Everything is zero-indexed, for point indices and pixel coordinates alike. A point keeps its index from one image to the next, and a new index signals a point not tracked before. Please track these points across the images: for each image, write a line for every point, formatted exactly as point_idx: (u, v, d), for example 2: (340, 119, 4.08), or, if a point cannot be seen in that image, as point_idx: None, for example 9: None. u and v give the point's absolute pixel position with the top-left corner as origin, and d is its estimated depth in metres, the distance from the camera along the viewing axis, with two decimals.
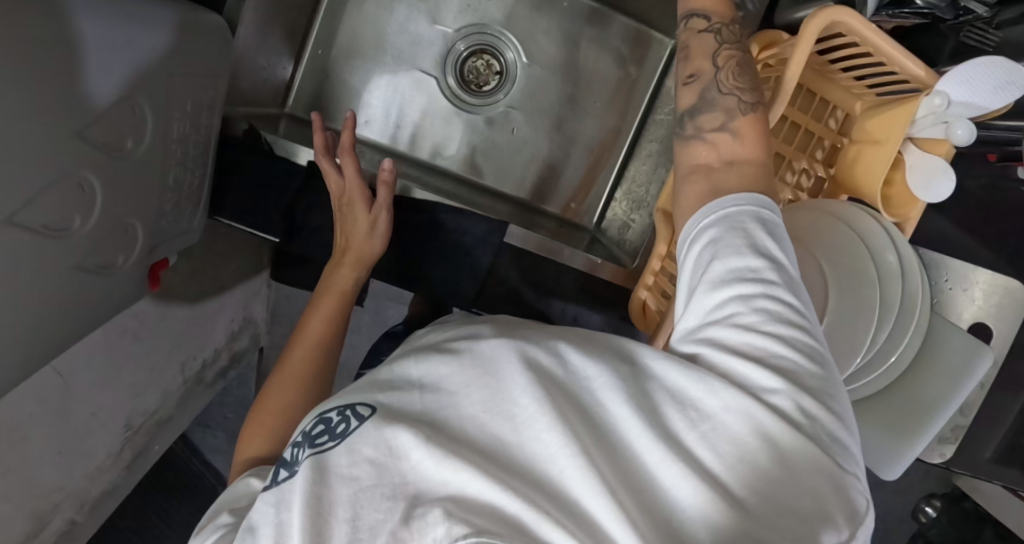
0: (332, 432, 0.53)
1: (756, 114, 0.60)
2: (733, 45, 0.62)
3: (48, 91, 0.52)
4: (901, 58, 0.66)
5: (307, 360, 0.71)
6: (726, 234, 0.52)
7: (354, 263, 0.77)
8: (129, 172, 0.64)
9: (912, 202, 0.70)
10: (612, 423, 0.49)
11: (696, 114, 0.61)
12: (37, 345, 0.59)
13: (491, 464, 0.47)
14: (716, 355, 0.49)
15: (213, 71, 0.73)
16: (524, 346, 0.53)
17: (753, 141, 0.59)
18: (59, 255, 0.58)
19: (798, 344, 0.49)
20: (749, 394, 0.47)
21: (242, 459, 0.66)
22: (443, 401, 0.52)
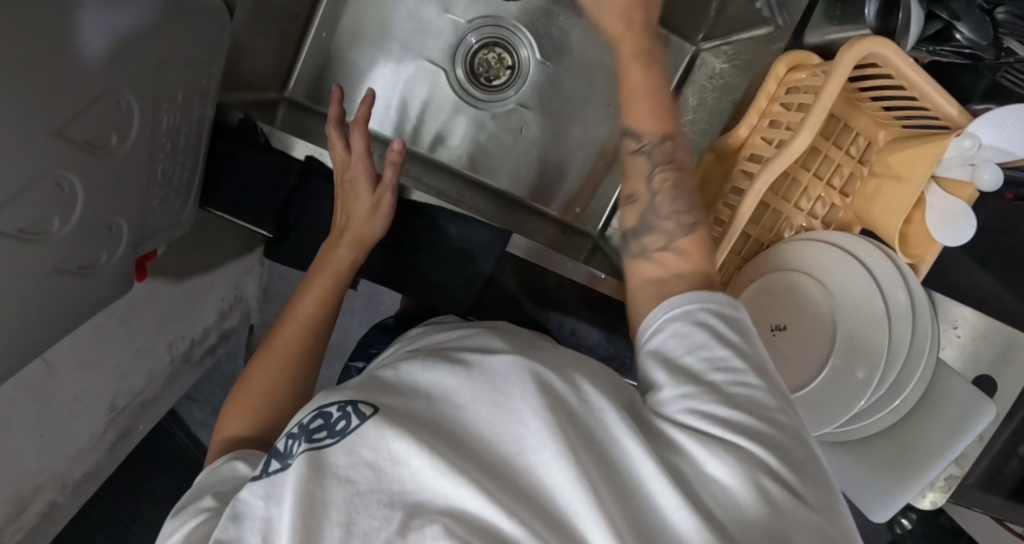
0: (331, 429, 0.48)
1: (697, 232, 0.60)
2: (666, 166, 0.63)
3: (21, 88, 0.48)
4: (935, 95, 0.64)
5: (300, 339, 0.68)
6: (693, 325, 0.52)
7: (352, 244, 0.73)
8: (113, 170, 0.60)
9: (929, 243, 0.68)
10: (613, 459, 0.46)
11: (639, 235, 0.61)
12: (16, 350, 0.57)
13: (494, 484, 0.44)
14: (707, 427, 0.47)
15: (209, 60, 0.69)
16: (536, 366, 0.49)
17: (697, 256, 0.59)
18: (36, 260, 0.55)
19: (781, 420, 0.49)
20: (751, 463, 0.46)
21: (222, 438, 0.63)
22: (448, 413, 0.48)
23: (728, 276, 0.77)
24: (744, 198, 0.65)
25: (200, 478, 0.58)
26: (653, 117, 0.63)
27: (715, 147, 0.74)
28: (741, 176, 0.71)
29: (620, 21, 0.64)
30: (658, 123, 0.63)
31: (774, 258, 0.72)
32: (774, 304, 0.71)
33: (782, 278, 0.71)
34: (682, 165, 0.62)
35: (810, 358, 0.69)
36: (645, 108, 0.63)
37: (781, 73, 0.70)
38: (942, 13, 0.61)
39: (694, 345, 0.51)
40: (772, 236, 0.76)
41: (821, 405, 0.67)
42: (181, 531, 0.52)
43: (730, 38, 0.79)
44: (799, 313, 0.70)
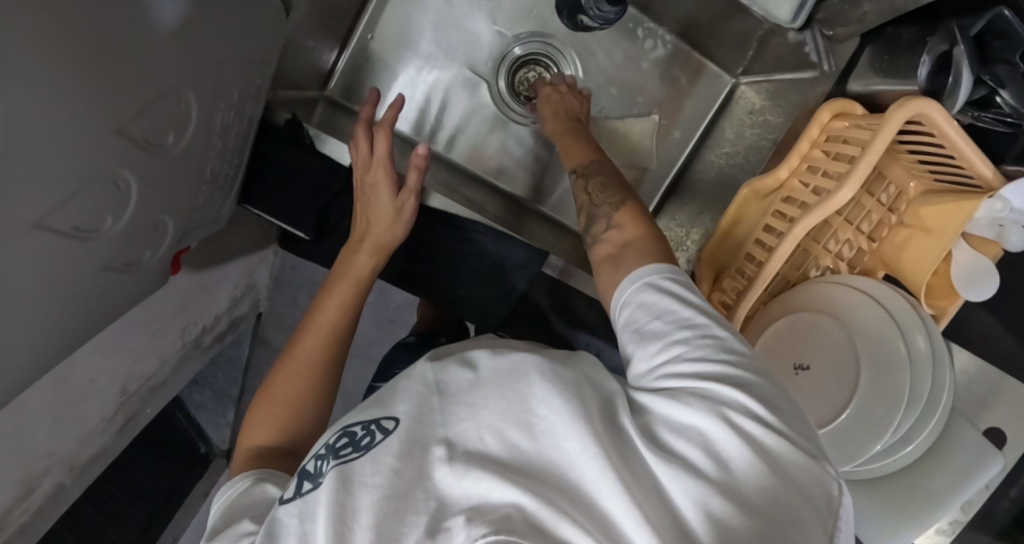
0: (356, 444, 0.47)
1: (630, 207, 0.66)
2: (595, 174, 0.70)
3: (93, 86, 0.48)
4: (973, 157, 0.67)
5: (322, 339, 0.66)
6: (651, 295, 0.55)
7: (372, 250, 0.72)
8: (166, 168, 0.60)
9: (950, 295, 0.71)
10: (622, 430, 0.46)
11: (590, 230, 0.67)
12: (60, 343, 0.57)
13: (515, 475, 0.43)
14: (676, 383, 0.49)
15: (264, 60, 0.68)
16: (548, 364, 0.49)
17: (635, 225, 0.63)
18: (87, 256, 0.54)
19: (746, 365, 0.50)
20: (719, 401, 0.47)
21: (249, 447, 0.62)
22: (461, 413, 0.47)
23: (754, 310, 0.79)
24: (782, 242, 0.67)
25: (222, 511, 0.55)
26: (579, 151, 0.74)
27: (752, 184, 0.73)
28: (776, 217, 0.72)
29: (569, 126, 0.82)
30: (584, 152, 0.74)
31: (801, 297, 0.75)
32: (797, 343, 0.74)
33: (802, 320, 0.74)
34: (610, 171, 0.70)
35: (829, 401, 0.71)
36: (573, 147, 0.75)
37: (824, 118, 0.71)
38: (987, 78, 0.65)
39: (655, 312, 0.54)
40: (798, 274, 0.78)
41: (842, 448, 0.69)
42: None
43: (771, 76, 0.80)
44: (817, 352, 0.73)
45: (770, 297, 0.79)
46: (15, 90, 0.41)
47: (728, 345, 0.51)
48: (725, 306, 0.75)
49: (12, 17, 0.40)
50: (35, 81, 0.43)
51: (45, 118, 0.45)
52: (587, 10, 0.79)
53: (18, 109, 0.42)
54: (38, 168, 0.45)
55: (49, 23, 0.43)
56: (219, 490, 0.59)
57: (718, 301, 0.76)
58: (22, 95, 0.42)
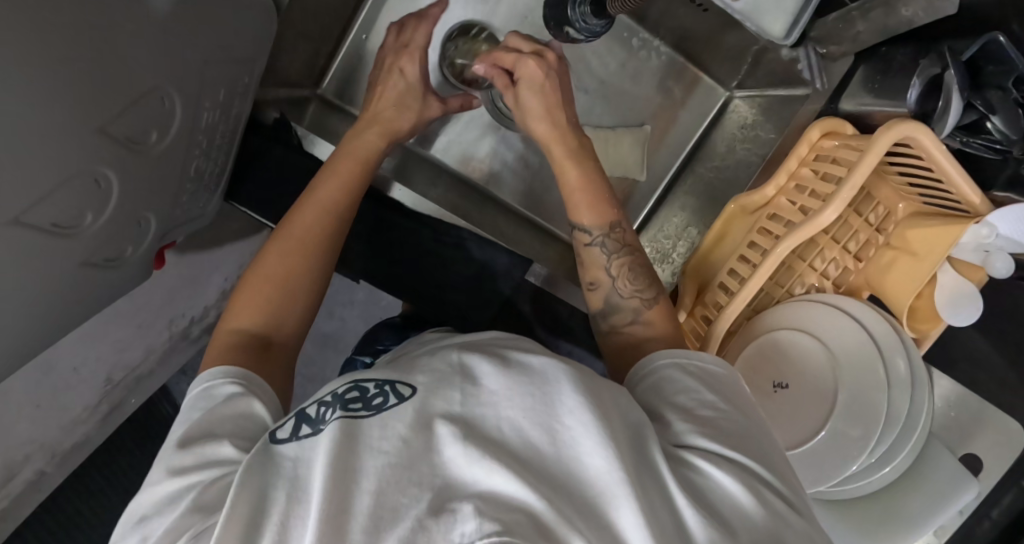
0: (367, 403, 0.46)
1: (659, 304, 0.66)
2: (621, 253, 0.67)
3: (73, 85, 0.48)
4: (960, 181, 0.66)
5: (318, 223, 0.66)
6: (681, 372, 0.57)
7: (382, 133, 0.74)
8: (149, 165, 0.60)
9: (935, 320, 0.71)
10: (649, 461, 0.46)
11: (608, 316, 0.66)
12: (35, 338, 0.58)
13: (526, 469, 0.42)
14: (708, 444, 0.50)
15: (251, 59, 0.68)
16: (581, 372, 0.48)
17: (663, 323, 0.64)
18: (65, 253, 0.55)
19: (767, 449, 0.52)
20: (747, 473, 0.49)
21: (225, 329, 0.63)
22: (482, 400, 0.46)
23: (737, 325, 0.79)
24: (765, 260, 0.66)
25: (201, 412, 0.54)
26: (593, 206, 0.67)
27: (739, 199, 0.74)
28: (762, 234, 0.71)
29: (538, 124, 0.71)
30: (603, 211, 0.67)
31: (785, 314, 0.74)
32: (785, 363, 0.73)
33: (787, 338, 0.73)
34: (634, 249, 0.67)
35: (809, 420, 0.71)
36: (582, 198, 0.68)
37: (814, 137, 0.70)
38: (978, 103, 0.63)
39: (683, 388, 0.55)
40: (783, 292, 0.78)
41: (818, 469, 0.69)
42: (200, 477, 0.49)
43: (765, 91, 0.81)
44: (803, 374, 0.73)
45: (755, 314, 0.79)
46: None
47: (751, 427, 0.53)
48: (705, 321, 0.74)
49: None
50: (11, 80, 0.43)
51: (21, 119, 0.44)
52: (571, 22, 0.73)
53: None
54: (16, 166, 0.45)
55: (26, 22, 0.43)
56: (199, 383, 0.58)
57: (699, 315, 0.75)
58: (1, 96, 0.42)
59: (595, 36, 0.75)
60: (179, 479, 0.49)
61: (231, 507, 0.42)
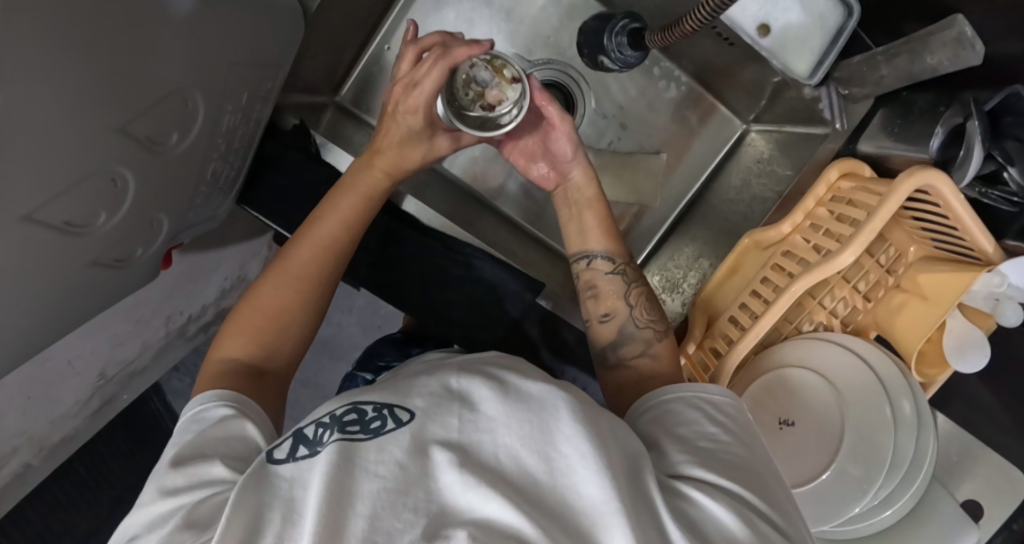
0: (364, 426, 0.45)
1: (668, 339, 0.67)
2: (638, 283, 0.69)
3: (98, 81, 0.47)
4: (974, 231, 0.66)
5: (315, 262, 0.66)
6: (679, 404, 0.56)
7: (387, 170, 0.71)
8: (167, 166, 0.58)
9: (942, 364, 0.71)
10: (645, 491, 0.45)
11: (618, 347, 0.67)
12: (41, 335, 0.56)
13: (521, 497, 0.42)
14: (704, 474, 0.49)
15: (275, 64, 0.68)
16: (579, 401, 0.47)
17: (669, 360, 0.66)
18: (77, 251, 0.53)
19: (763, 482, 0.51)
20: (739, 502, 0.48)
21: (217, 356, 0.62)
22: (478, 426, 0.45)
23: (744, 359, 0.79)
24: (780, 297, 0.66)
25: (192, 433, 0.54)
26: (610, 241, 0.70)
27: (755, 234, 0.75)
28: (775, 271, 0.72)
29: (550, 175, 0.76)
30: (619, 246, 0.71)
31: (790, 352, 0.74)
32: (787, 401, 0.73)
33: (791, 375, 0.73)
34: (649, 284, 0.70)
35: (810, 459, 0.71)
36: (599, 231, 0.71)
37: (832, 177, 0.71)
38: (996, 153, 0.63)
39: (684, 419, 0.55)
40: (792, 327, 0.77)
41: (819, 508, 0.69)
42: (191, 498, 0.48)
43: (782, 127, 0.81)
44: (806, 413, 0.73)
45: (763, 348, 0.79)
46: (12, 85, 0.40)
47: (747, 459, 0.52)
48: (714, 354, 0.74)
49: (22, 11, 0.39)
50: (36, 70, 0.41)
51: (39, 113, 0.43)
52: (607, 51, 0.78)
53: (15, 99, 0.40)
54: (32, 161, 0.44)
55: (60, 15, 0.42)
56: (192, 405, 0.57)
57: (709, 348, 0.75)
58: (24, 88, 0.41)
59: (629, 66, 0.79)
60: (170, 500, 0.48)
61: (226, 526, 0.41)
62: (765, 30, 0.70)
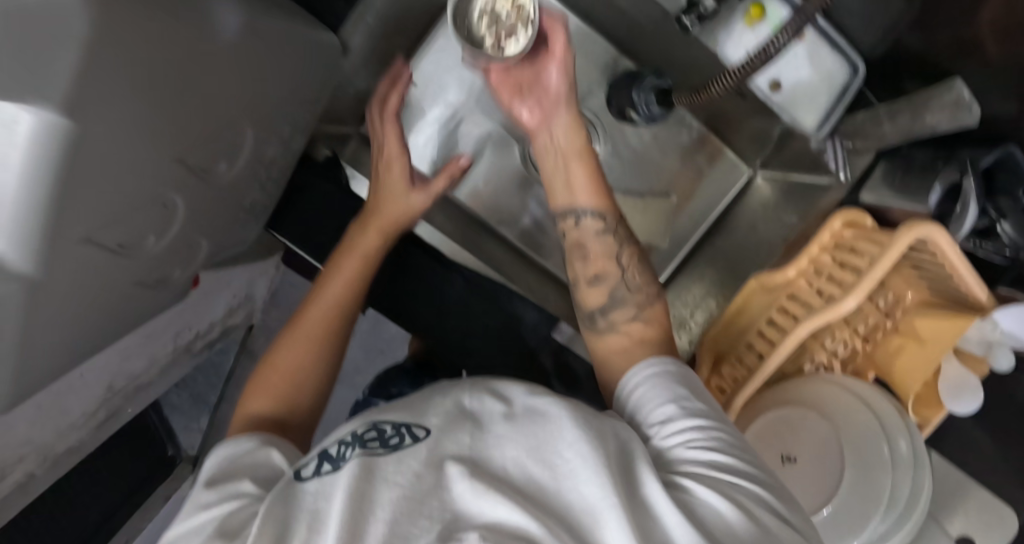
0: (384, 442, 0.48)
1: (658, 304, 0.65)
2: (628, 244, 0.66)
3: (166, 113, 0.50)
4: (968, 280, 0.70)
5: (328, 317, 0.67)
6: (668, 382, 0.54)
7: (380, 229, 0.73)
8: (212, 193, 0.61)
9: (936, 406, 0.75)
10: (642, 490, 0.45)
11: (608, 313, 0.63)
12: (79, 350, 0.58)
13: (527, 500, 0.43)
14: (703, 468, 0.48)
15: (313, 96, 0.71)
16: (580, 409, 0.49)
17: (658, 324, 0.63)
18: (122, 271, 0.55)
19: (756, 469, 0.49)
20: (737, 493, 0.46)
21: (242, 415, 0.61)
22: (487, 439, 0.47)
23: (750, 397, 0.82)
24: (785, 340, 0.70)
25: (221, 456, 0.55)
26: (597, 197, 0.66)
27: (761, 277, 0.77)
28: (781, 313, 0.75)
29: (535, 114, 0.72)
30: (605, 201, 0.66)
31: (792, 391, 0.78)
32: (786, 435, 0.77)
33: (790, 410, 0.77)
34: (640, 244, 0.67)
35: (811, 493, 0.74)
36: (587, 185, 0.66)
37: (835, 226, 0.74)
38: (991, 209, 0.69)
39: (675, 396, 0.53)
40: (794, 367, 0.82)
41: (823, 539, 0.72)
42: (219, 512, 0.49)
43: (788, 175, 0.85)
44: (806, 445, 0.76)
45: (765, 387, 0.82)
46: (90, 117, 0.43)
47: (739, 446, 0.50)
48: (721, 392, 0.77)
49: (111, 53, 0.43)
50: (116, 103, 0.45)
51: (110, 141, 0.46)
52: (635, 106, 0.82)
53: (93, 129, 0.43)
54: (96, 184, 0.46)
55: (144, 50, 0.46)
56: (218, 446, 0.58)
57: (715, 384, 0.79)
58: (102, 120, 0.44)
59: (653, 119, 0.84)
60: (202, 514, 0.50)
61: (256, 533, 0.43)
62: (776, 86, 0.75)
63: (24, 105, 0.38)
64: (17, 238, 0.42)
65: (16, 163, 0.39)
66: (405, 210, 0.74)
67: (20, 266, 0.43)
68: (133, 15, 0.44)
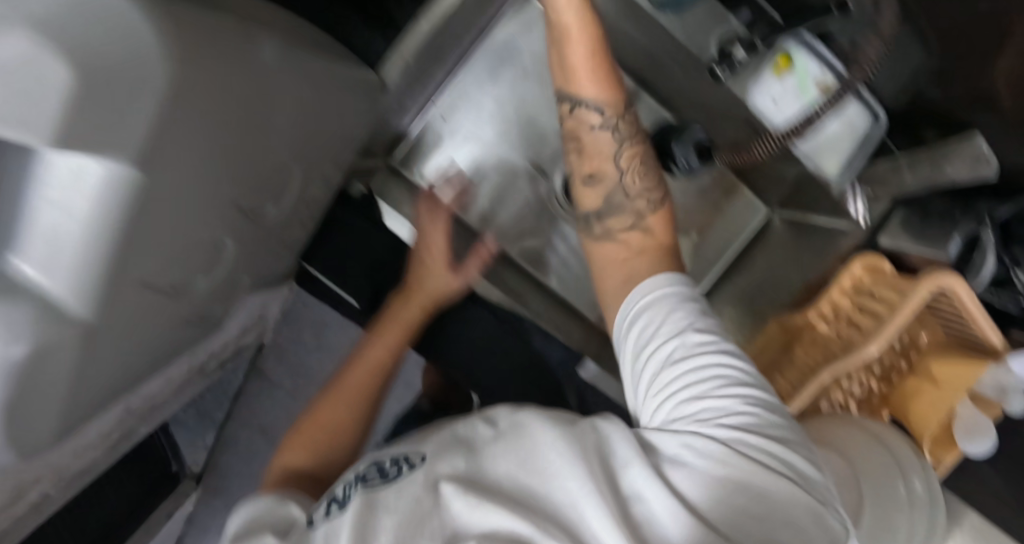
0: (383, 475, 0.50)
1: (659, 208, 0.67)
2: (632, 142, 0.66)
3: (226, 158, 0.52)
4: (986, 328, 0.73)
5: (368, 382, 0.71)
6: (668, 313, 0.54)
7: (424, 303, 0.77)
8: (257, 231, 0.62)
9: (950, 447, 0.77)
10: (620, 478, 0.45)
11: (605, 217, 0.66)
12: (123, 385, 0.58)
13: (521, 506, 0.44)
14: (699, 411, 0.49)
15: (353, 133, 0.73)
16: (556, 414, 0.49)
17: (660, 231, 0.65)
18: (171, 310, 0.56)
19: (749, 405, 0.49)
20: (721, 437, 0.46)
21: (279, 466, 0.64)
22: (475, 457, 0.48)
23: None
24: (809, 383, 0.72)
25: (242, 516, 0.55)
26: (603, 89, 0.64)
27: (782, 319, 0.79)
28: (803, 356, 0.77)
29: None
30: (611, 95, 0.65)
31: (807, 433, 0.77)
32: None
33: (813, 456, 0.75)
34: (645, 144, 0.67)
35: None
36: (591, 75, 0.64)
37: (856, 270, 0.76)
38: (1005, 257, 0.72)
39: (672, 328, 0.53)
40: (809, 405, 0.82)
41: None
42: None
43: (809, 217, 0.87)
44: None
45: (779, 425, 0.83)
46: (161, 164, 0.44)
47: (735, 383, 0.50)
48: None
49: (185, 104, 0.45)
50: (183, 152, 0.47)
51: (174, 185, 0.47)
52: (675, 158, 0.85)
53: (161, 174, 0.45)
54: (157, 227, 0.47)
55: (212, 102, 0.47)
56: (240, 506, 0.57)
57: None
58: (170, 165, 0.45)
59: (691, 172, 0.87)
60: None
61: None
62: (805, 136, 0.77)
63: (99, 156, 0.40)
64: (81, 279, 0.43)
65: (88, 208, 0.41)
66: (446, 284, 0.77)
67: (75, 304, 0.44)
68: (207, 71, 0.46)
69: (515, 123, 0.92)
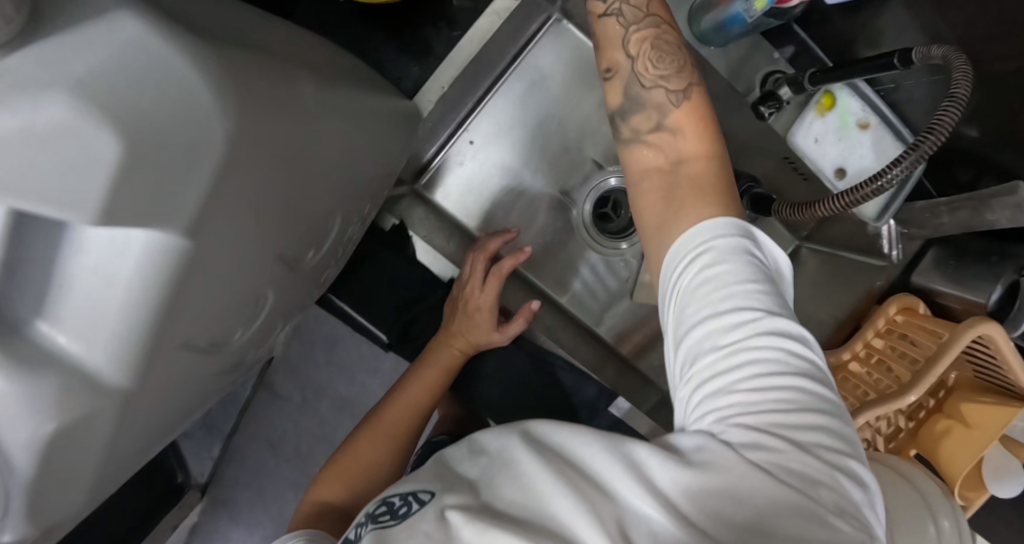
0: (393, 513, 0.45)
1: (692, 95, 0.55)
2: (644, 21, 0.56)
3: (270, 211, 0.49)
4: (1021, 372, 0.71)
5: (402, 421, 0.73)
6: (709, 272, 0.45)
7: (463, 347, 0.78)
8: (293, 275, 0.60)
9: (978, 487, 0.77)
10: (600, 477, 0.41)
11: (628, 117, 0.56)
12: (154, 437, 0.56)
13: (526, 531, 0.39)
14: (726, 402, 0.42)
15: (388, 165, 0.70)
16: (554, 427, 0.45)
17: (697, 135, 0.53)
18: (207, 363, 0.53)
19: (786, 396, 0.42)
20: (747, 443, 0.40)
21: (312, 501, 0.65)
22: (482, 485, 0.43)
23: None
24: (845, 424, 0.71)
25: None
26: None
27: None
28: None
29: None
30: None
31: None
32: None
33: None
34: (659, 21, 0.56)
35: None
36: None
37: (890, 311, 0.77)
38: None
39: (705, 292, 0.45)
40: None
41: None
42: None
43: (839, 251, 0.85)
44: None
45: None
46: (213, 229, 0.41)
47: (776, 367, 0.42)
48: None
49: (240, 167, 0.41)
50: (233, 213, 0.43)
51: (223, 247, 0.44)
52: None
53: (212, 239, 0.41)
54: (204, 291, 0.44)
55: (265, 157, 0.44)
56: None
57: None
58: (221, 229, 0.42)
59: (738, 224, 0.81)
60: None
61: None
62: None
63: (145, 228, 0.36)
64: (119, 352, 0.39)
65: (129, 282, 0.37)
66: (483, 338, 0.77)
67: (117, 382, 0.39)
68: (263, 129, 0.43)
69: (545, 147, 0.90)
